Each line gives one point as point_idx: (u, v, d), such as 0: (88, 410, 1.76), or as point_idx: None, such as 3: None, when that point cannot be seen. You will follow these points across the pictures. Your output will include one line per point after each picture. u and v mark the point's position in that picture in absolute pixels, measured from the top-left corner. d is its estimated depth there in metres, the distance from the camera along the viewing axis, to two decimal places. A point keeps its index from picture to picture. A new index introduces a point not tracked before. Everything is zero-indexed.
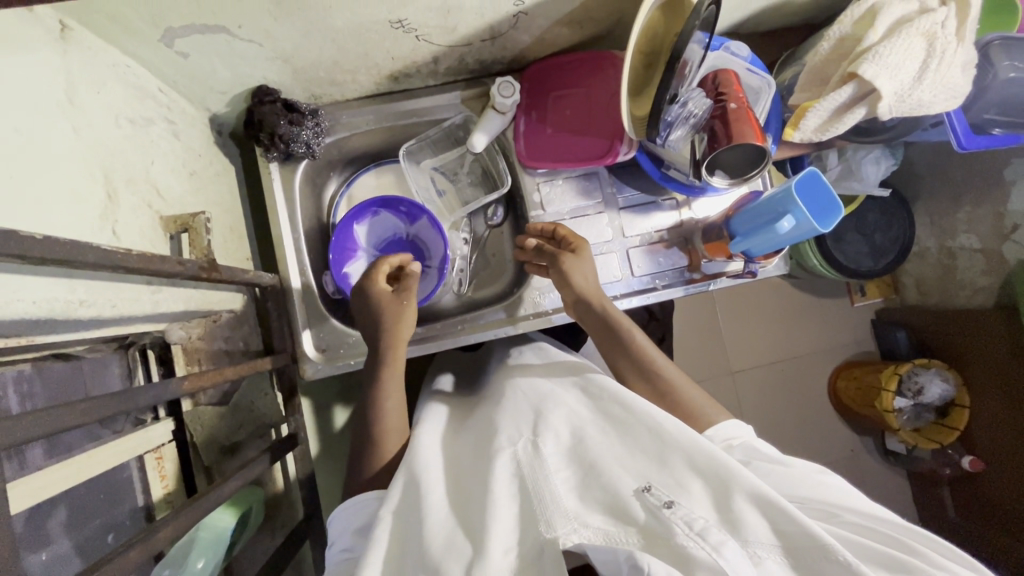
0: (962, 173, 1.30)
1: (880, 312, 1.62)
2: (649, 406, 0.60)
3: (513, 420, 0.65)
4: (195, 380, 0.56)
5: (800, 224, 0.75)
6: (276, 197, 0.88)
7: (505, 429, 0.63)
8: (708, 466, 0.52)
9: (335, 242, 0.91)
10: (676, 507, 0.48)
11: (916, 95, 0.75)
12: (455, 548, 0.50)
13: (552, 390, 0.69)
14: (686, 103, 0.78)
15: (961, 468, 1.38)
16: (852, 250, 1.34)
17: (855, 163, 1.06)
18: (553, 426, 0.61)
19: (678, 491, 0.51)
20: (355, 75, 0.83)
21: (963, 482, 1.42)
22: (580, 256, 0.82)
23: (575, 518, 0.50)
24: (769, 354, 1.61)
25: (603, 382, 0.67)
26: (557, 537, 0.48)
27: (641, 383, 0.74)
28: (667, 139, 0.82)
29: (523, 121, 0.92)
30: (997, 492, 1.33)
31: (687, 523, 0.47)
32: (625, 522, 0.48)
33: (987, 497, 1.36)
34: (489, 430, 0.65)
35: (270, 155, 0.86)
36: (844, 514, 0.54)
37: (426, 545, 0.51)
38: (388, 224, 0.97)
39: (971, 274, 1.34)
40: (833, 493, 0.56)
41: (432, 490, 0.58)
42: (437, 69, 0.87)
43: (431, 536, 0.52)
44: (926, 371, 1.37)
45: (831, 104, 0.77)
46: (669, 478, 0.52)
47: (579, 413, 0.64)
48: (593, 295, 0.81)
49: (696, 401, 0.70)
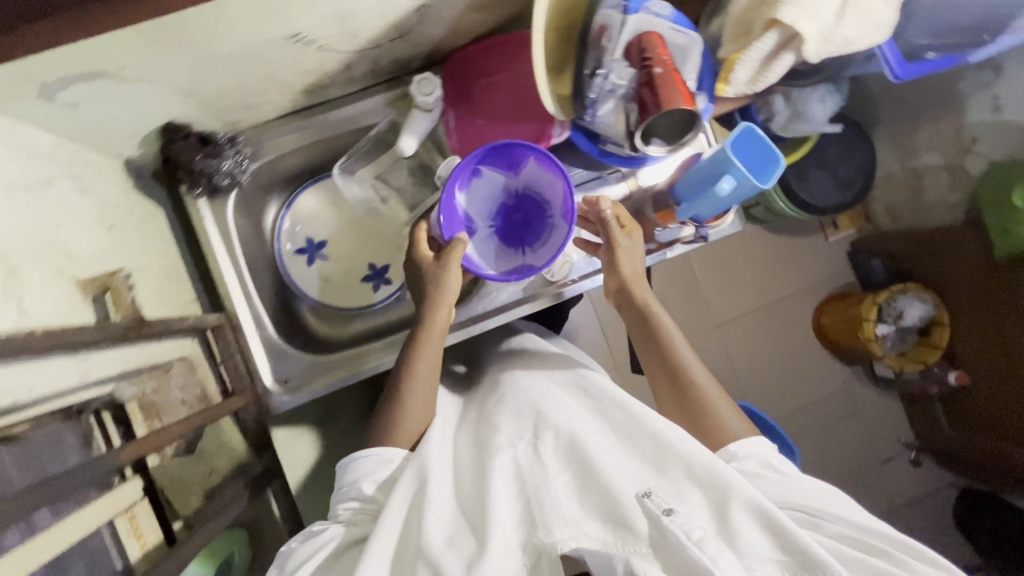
0: (919, 94, 1.39)
1: (857, 242, 1.68)
2: (652, 413, 0.62)
3: (515, 420, 0.67)
4: (137, 446, 0.59)
5: (740, 184, 0.74)
6: (209, 234, 0.85)
7: (505, 428, 0.65)
8: (706, 475, 0.54)
9: (494, 145, 0.81)
10: (675, 514, 0.50)
11: (841, 32, 0.72)
12: (454, 551, 0.54)
13: (553, 391, 0.71)
14: (608, 75, 0.77)
15: (947, 384, 1.46)
16: (818, 186, 1.44)
17: (799, 104, 1.11)
18: (553, 426, 0.63)
19: (676, 499, 0.53)
20: (266, 95, 0.79)
21: (953, 396, 1.50)
22: (631, 243, 0.81)
23: (574, 525, 0.52)
24: (751, 302, 1.64)
25: (607, 391, 0.69)
26: (556, 543, 0.51)
27: (666, 381, 0.73)
28: (596, 116, 0.81)
29: (452, 115, 0.88)
30: (985, 400, 1.41)
31: (686, 532, 0.48)
32: (623, 530, 0.51)
33: (974, 406, 1.45)
34: (487, 428, 0.68)
35: (194, 192, 0.83)
36: (833, 522, 0.57)
37: (428, 543, 0.55)
38: (547, 179, 0.84)
39: (938, 194, 1.42)
40: (831, 504, 0.59)
41: (430, 506, 0.59)
42: (352, 76, 0.83)
43: (431, 533, 0.56)
44: (904, 296, 1.45)
45: (757, 54, 0.76)
46: (667, 486, 0.54)
47: (579, 414, 0.66)
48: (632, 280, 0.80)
49: (716, 404, 0.69)
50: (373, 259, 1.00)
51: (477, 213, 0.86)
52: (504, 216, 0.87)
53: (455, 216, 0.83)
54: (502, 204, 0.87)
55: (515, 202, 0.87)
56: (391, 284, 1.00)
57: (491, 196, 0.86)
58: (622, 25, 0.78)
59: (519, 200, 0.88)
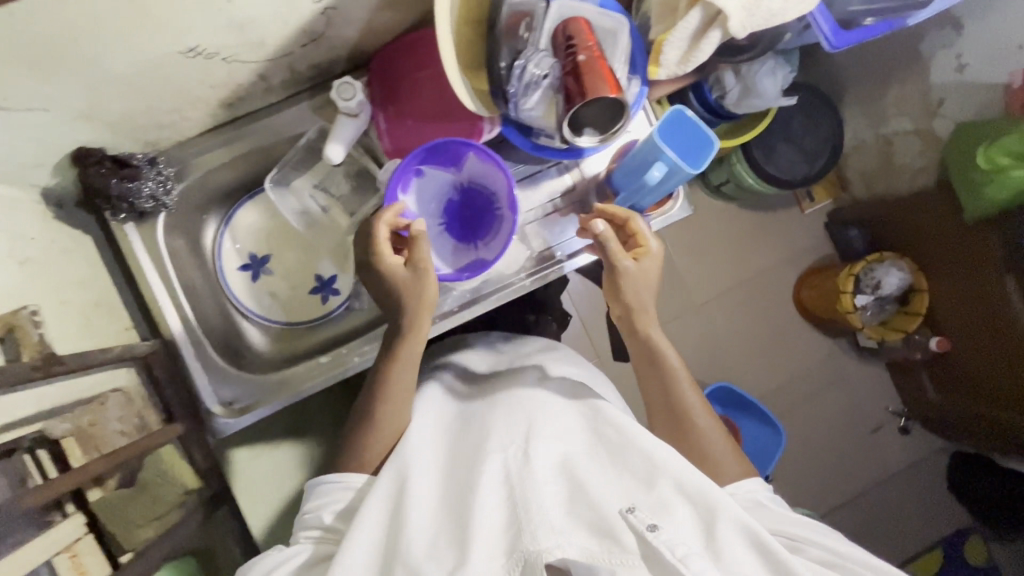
0: (885, 57, 1.37)
1: (833, 213, 1.65)
2: (643, 430, 0.64)
3: (506, 426, 0.68)
4: (39, 493, 0.57)
5: (671, 172, 0.72)
6: (140, 259, 0.83)
7: (495, 434, 0.67)
8: (696, 493, 0.57)
9: (431, 143, 0.77)
10: (659, 529, 0.53)
11: (766, 4, 0.69)
12: (434, 560, 0.56)
13: (547, 399, 0.72)
14: (526, 66, 0.73)
15: (930, 350, 1.44)
16: (786, 160, 1.42)
17: (750, 79, 1.10)
18: (545, 438, 0.64)
19: (663, 514, 0.55)
20: (180, 113, 0.76)
21: (937, 362, 1.48)
22: (639, 265, 0.74)
23: (557, 534, 0.53)
24: (728, 282, 1.61)
25: (600, 405, 0.70)
26: (541, 551, 0.52)
27: (667, 414, 0.75)
28: (522, 110, 0.76)
29: (382, 118, 0.85)
30: (966, 365, 1.39)
31: (671, 549, 0.51)
32: (610, 541, 0.53)
33: (958, 372, 1.43)
34: (480, 431, 0.69)
35: (119, 218, 0.80)
36: (817, 548, 0.60)
37: (411, 550, 0.57)
38: (490, 171, 0.80)
39: (911, 157, 1.41)
40: (814, 535, 0.62)
41: (411, 524, 0.60)
42: (271, 86, 0.80)
43: (414, 542, 0.58)
44: (881, 266, 1.44)
45: (683, 33, 0.73)
46: (655, 501, 0.56)
47: (570, 428, 0.67)
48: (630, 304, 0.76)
49: (709, 438, 0.72)
50: (319, 270, 0.97)
51: (423, 213, 0.82)
52: (453, 211, 0.83)
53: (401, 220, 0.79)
54: (449, 200, 0.83)
55: (461, 199, 0.83)
56: (340, 294, 0.98)
57: (438, 195, 0.83)
58: (545, 15, 0.75)
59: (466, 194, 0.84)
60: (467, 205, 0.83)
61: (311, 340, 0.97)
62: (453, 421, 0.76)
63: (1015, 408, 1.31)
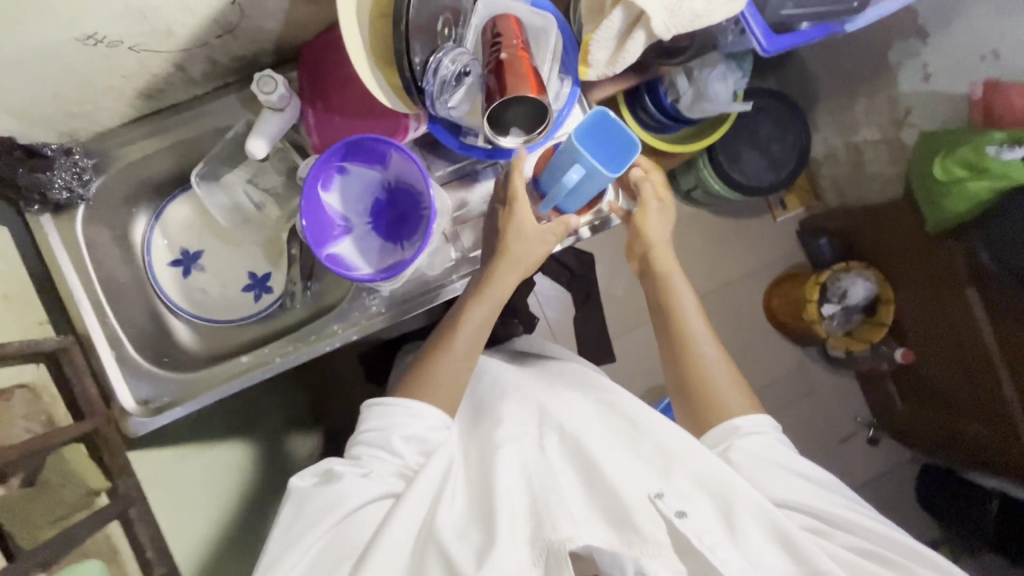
0: (852, 65, 1.35)
1: (804, 221, 1.64)
2: (657, 421, 0.69)
3: (522, 428, 0.73)
4: None
5: (589, 173, 0.71)
6: (56, 251, 0.81)
7: (513, 430, 0.73)
8: (712, 480, 0.61)
9: (350, 140, 0.74)
10: (686, 518, 0.58)
11: (689, 5, 0.67)
12: (457, 541, 0.60)
13: (563, 400, 0.77)
14: (439, 68, 0.71)
15: (895, 361, 1.44)
16: (751, 166, 1.41)
17: (702, 84, 1.08)
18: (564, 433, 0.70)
19: (684, 499, 0.60)
20: (95, 102, 0.75)
21: (904, 373, 1.47)
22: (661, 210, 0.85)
23: (581, 526, 0.59)
24: (695, 288, 1.60)
25: (616, 399, 0.76)
26: (565, 540, 0.58)
27: (673, 351, 0.79)
28: (448, 110, 0.75)
29: (310, 113, 0.83)
30: (932, 376, 1.38)
31: (695, 533, 0.57)
32: (630, 529, 0.58)
33: (923, 383, 1.42)
34: (494, 423, 0.75)
35: (33, 209, 0.79)
36: (845, 532, 0.62)
37: (439, 531, 0.62)
38: (414, 173, 0.78)
39: (879, 167, 1.39)
40: (827, 506, 0.64)
41: (444, 508, 0.65)
42: (193, 77, 0.79)
43: (443, 524, 0.63)
44: (847, 275, 1.42)
45: (609, 33, 0.71)
46: (675, 487, 0.61)
47: (586, 421, 0.72)
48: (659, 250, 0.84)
49: (717, 377, 0.76)
50: (253, 267, 0.95)
51: (349, 210, 0.81)
52: (379, 210, 0.82)
53: (323, 217, 0.78)
54: (375, 198, 0.82)
55: (391, 197, 0.82)
56: (273, 292, 0.95)
57: (367, 191, 0.81)
58: (474, 14, 0.75)
59: (393, 192, 0.83)
60: (397, 203, 0.82)
61: (238, 339, 0.94)
62: (481, 415, 0.79)
63: (980, 421, 1.29)
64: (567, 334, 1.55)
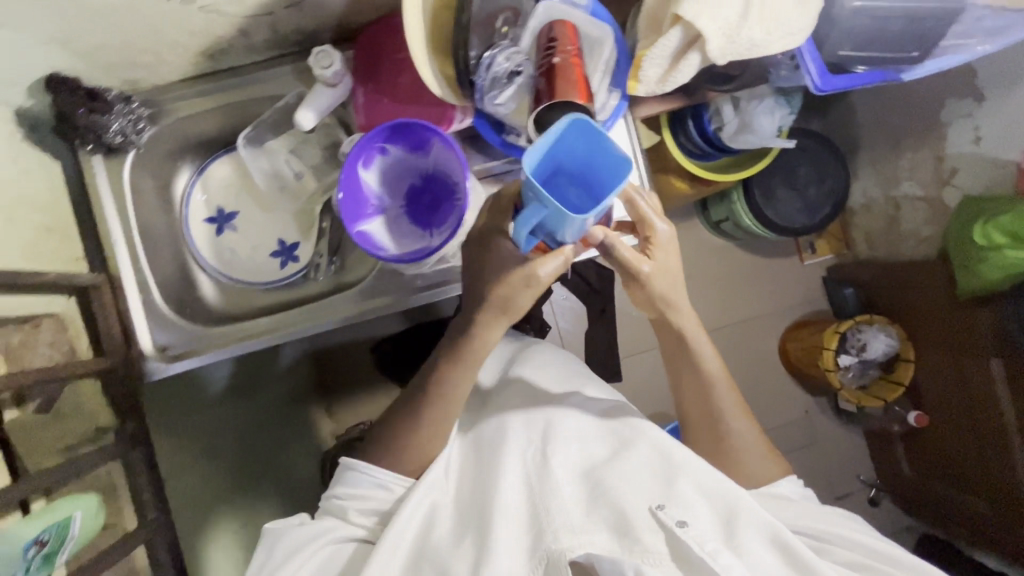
0: (901, 117, 1.34)
1: (831, 268, 1.62)
2: (661, 439, 0.71)
3: (524, 433, 0.75)
4: None
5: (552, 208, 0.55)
6: (101, 191, 0.84)
7: (518, 431, 0.75)
8: (716, 490, 0.64)
9: (396, 122, 0.76)
10: (687, 527, 0.60)
11: (746, 33, 0.67)
12: (458, 552, 0.65)
13: (558, 405, 0.79)
14: (491, 64, 0.73)
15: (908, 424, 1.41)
16: (785, 207, 1.39)
17: (749, 116, 1.09)
18: (562, 443, 0.73)
19: (687, 509, 0.62)
20: (159, 55, 0.78)
21: (914, 436, 1.44)
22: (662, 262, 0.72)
23: (581, 534, 0.61)
24: (711, 320, 1.59)
25: (616, 417, 0.78)
26: (564, 549, 0.60)
27: (695, 400, 0.78)
28: (496, 108, 0.76)
29: (360, 92, 0.85)
30: (942, 443, 1.35)
31: (698, 541, 0.58)
32: (630, 539, 0.60)
33: (932, 448, 1.39)
34: (496, 432, 0.77)
35: (86, 149, 0.82)
36: (837, 547, 0.65)
37: (438, 542, 0.67)
38: (452, 165, 0.79)
39: (915, 224, 1.38)
40: (828, 528, 0.67)
41: (439, 520, 0.70)
42: (254, 43, 0.82)
43: (439, 535, 0.68)
44: (869, 328, 1.39)
45: (663, 52, 0.72)
46: (676, 497, 0.63)
47: (583, 437, 0.75)
48: (658, 302, 0.74)
49: (743, 439, 0.77)
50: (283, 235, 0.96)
51: (386, 192, 0.82)
52: (415, 196, 0.84)
53: (360, 194, 0.79)
54: (412, 183, 0.84)
55: (428, 185, 0.84)
56: (299, 261, 0.96)
57: (406, 175, 0.83)
58: (530, 16, 0.76)
59: (430, 180, 0.84)
60: (433, 191, 0.83)
61: (259, 303, 0.96)
62: (480, 416, 0.82)
63: (987, 497, 1.26)
64: (578, 347, 1.54)
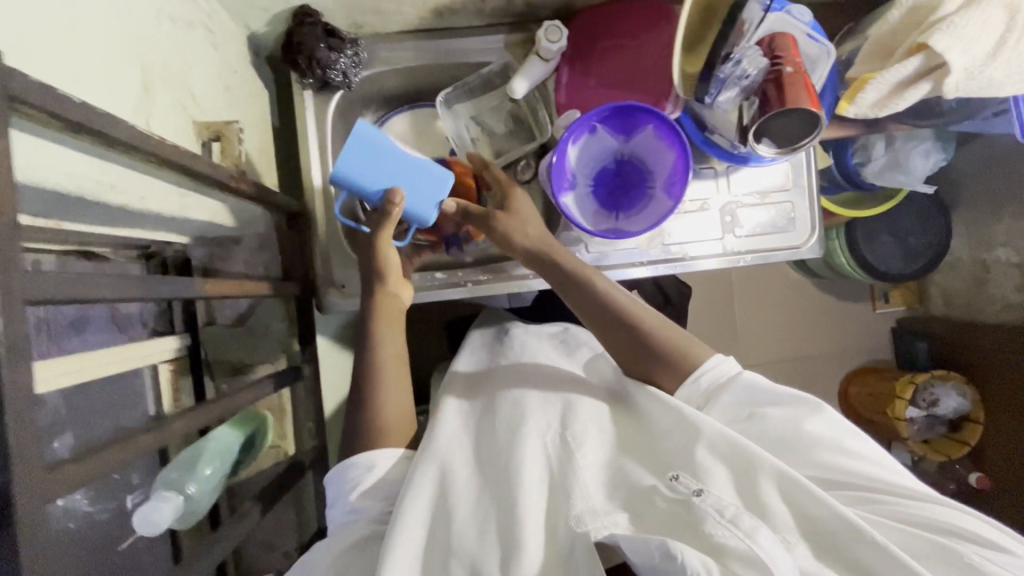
0: (1003, 186, 1.26)
1: (901, 321, 1.59)
2: (654, 406, 0.65)
3: (539, 408, 0.68)
4: (216, 285, 0.57)
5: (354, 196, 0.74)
6: (308, 124, 0.86)
7: (531, 414, 0.66)
8: (733, 454, 0.57)
9: (623, 103, 0.79)
10: (705, 494, 0.53)
11: (988, 72, 0.71)
12: (484, 547, 0.54)
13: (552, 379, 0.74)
14: (740, 62, 0.73)
15: (967, 485, 1.39)
16: (883, 252, 1.35)
17: (902, 155, 1.11)
18: (580, 417, 0.66)
19: (705, 478, 0.56)
20: (399, 5, 0.81)
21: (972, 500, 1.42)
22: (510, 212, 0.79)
23: (602, 515, 0.55)
24: (785, 352, 1.59)
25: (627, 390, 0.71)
26: (588, 530, 0.53)
27: (611, 328, 0.72)
28: (715, 100, 0.79)
29: (566, 72, 0.88)
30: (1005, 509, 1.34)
31: (719, 511, 0.51)
32: (648, 515, 0.54)
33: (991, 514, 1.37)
34: (494, 416, 0.70)
35: (305, 82, 0.84)
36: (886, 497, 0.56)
37: (456, 542, 0.55)
38: (657, 152, 0.84)
39: (1004, 289, 1.29)
40: (871, 473, 0.57)
41: (454, 486, 0.60)
42: (483, 7, 0.85)
43: (459, 530, 0.56)
44: (943, 384, 1.35)
45: (893, 78, 0.72)
46: (696, 469, 0.57)
47: (593, 411, 0.68)
48: (538, 245, 0.78)
49: (677, 337, 0.70)
50: None
51: (580, 169, 0.84)
52: (604, 177, 0.87)
53: (564, 166, 0.82)
54: (604, 165, 0.86)
55: (617, 168, 0.87)
56: None
57: (601, 157, 0.86)
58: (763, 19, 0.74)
59: (621, 164, 0.88)
60: (622, 175, 0.87)
61: None
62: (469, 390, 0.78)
63: None
64: None
